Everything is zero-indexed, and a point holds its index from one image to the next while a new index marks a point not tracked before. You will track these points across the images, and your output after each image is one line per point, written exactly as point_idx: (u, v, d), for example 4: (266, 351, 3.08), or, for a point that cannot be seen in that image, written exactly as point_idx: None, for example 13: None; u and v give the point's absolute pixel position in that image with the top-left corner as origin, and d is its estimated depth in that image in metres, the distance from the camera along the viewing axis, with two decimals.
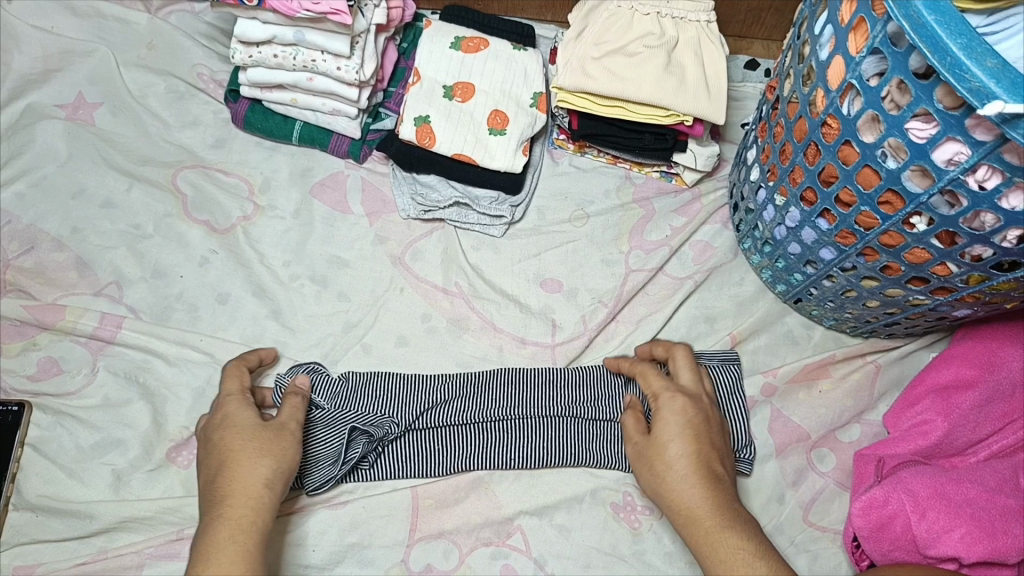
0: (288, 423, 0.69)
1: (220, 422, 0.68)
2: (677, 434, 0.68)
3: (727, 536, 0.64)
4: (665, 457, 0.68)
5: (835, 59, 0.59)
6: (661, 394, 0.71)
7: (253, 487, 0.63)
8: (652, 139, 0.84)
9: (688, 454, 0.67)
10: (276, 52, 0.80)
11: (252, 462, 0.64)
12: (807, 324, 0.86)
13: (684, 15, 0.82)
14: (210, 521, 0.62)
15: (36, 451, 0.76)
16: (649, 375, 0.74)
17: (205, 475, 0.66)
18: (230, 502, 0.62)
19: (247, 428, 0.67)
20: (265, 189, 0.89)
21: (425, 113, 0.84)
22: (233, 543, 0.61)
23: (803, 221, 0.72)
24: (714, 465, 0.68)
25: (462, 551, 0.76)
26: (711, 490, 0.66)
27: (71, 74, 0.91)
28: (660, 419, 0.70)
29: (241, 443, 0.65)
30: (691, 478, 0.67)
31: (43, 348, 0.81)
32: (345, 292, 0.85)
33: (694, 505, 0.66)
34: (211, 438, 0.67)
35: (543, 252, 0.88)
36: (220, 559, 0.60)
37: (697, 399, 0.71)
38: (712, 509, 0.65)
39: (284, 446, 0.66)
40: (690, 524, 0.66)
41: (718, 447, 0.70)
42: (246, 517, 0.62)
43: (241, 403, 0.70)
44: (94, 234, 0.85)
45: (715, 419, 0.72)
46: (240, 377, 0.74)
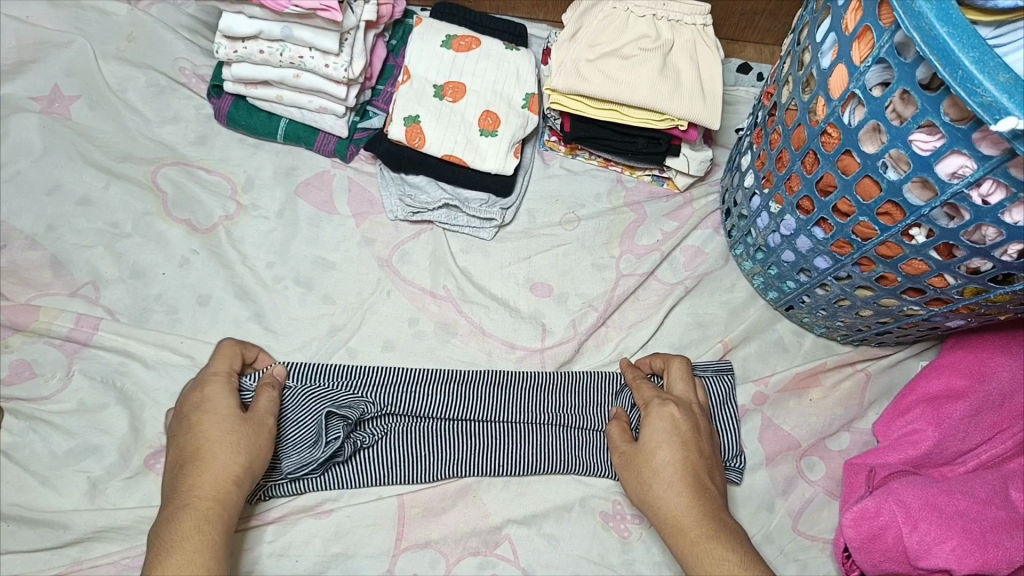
0: (266, 419, 0.66)
1: (197, 405, 0.65)
2: (664, 441, 0.67)
3: (711, 548, 0.63)
4: (653, 464, 0.67)
5: (838, 68, 0.58)
6: (651, 401, 0.70)
7: (223, 481, 0.61)
8: (645, 143, 0.83)
9: (677, 461, 0.66)
10: (262, 48, 0.77)
11: (223, 455, 0.62)
12: (797, 331, 0.86)
13: (680, 18, 0.81)
14: (176, 511, 0.59)
15: (8, 457, 0.74)
16: (641, 383, 0.73)
17: (172, 462, 0.63)
18: (197, 494, 0.60)
19: (226, 417, 0.64)
20: (248, 188, 0.86)
21: (415, 113, 0.82)
22: (199, 534, 0.59)
23: (798, 230, 0.71)
24: (702, 473, 0.67)
25: (448, 561, 0.74)
26: (697, 499, 0.65)
27: (46, 66, 0.88)
28: (648, 426, 0.69)
29: (216, 432, 0.63)
30: (678, 485, 0.65)
31: (15, 351, 0.78)
32: (330, 295, 0.83)
33: (679, 514, 0.65)
34: (183, 424, 0.64)
35: (533, 256, 0.87)
36: (183, 551, 0.57)
37: (687, 406, 0.70)
38: (698, 517, 0.64)
39: (259, 442, 0.64)
40: (675, 533, 0.65)
41: (708, 455, 0.68)
42: (212, 509, 0.60)
43: (221, 385, 0.66)
44: (69, 232, 0.82)
45: (705, 426, 0.70)
46: (229, 360, 0.69)
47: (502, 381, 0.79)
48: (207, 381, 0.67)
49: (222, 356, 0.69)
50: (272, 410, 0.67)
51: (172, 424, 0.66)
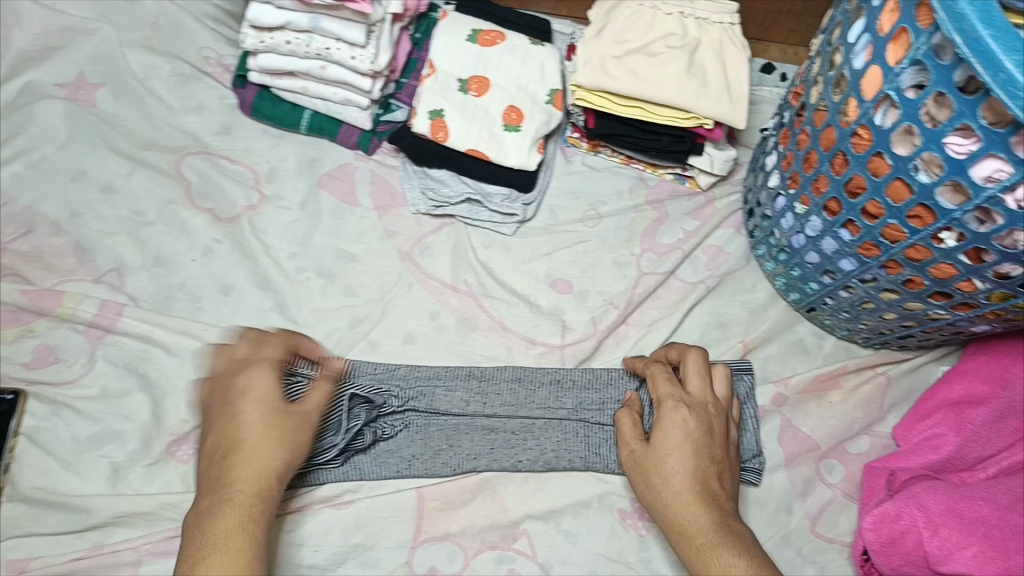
0: (311, 414, 0.66)
1: (241, 394, 0.65)
2: (676, 446, 0.67)
3: (718, 554, 0.61)
4: (662, 469, 0.67)
5: (872, 69, 0.58)
6: (666, 402, 0.70)
7: (265, 478, 0.62)
8: (670, 141, 0.82)
9: (685, 467, 0.66)
10: (289, 39, 0.77)
11: (268, 453, 0.62)
12: (818, 333, 0.86)
13: (708, 16, 0.80)
14: (219, 504, 0.60)
15: (31, 441, 0.75)
16: (657, 381, 0.73)
17: (214, 449, 0.64)
18: (240, 489, 0.60)
19: (271, 410, 0.64)
20: (271, 178, 0.86)
21: (439, 107, 0.83)
22: (241, 531, 0.58)
23: (824, 231, 0.71)
24: (712, 479, 0.66)
25: (467, 554, 0.74)
26: (706, 505, 0.64)
27: (71, 53, 0.88)
28: (659, 429, 0.69)
29: (259, 425, 0.63)
30: (686, 491, 0.65)
31: (39, 336, 0.78)
32: (352, 287, 0.83)
33: (686, 518, 0.64)
34: (227, 412, 0.64)
35: (554, 252, 0.87)
36: (226, 547, 0.57)
37: (702, 409, 0.70)
38: (709, 522, 0.63)
39: (302, 436, 0.64)
40: (682, 538, 0.64)
41: (720, 462, 0.68)
42: (254, 505, 0.60)
43: (268, 374, 0.66)
44: (94, 219, 0.83)
45: (720, 431, 0.70)
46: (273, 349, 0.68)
47: (521, 377, 0.79)
48: (252, 366, 0.66)
49: (270, 347, 0.69)
50: (319, 408, 0.67)
51: (213, 409, 0.66)
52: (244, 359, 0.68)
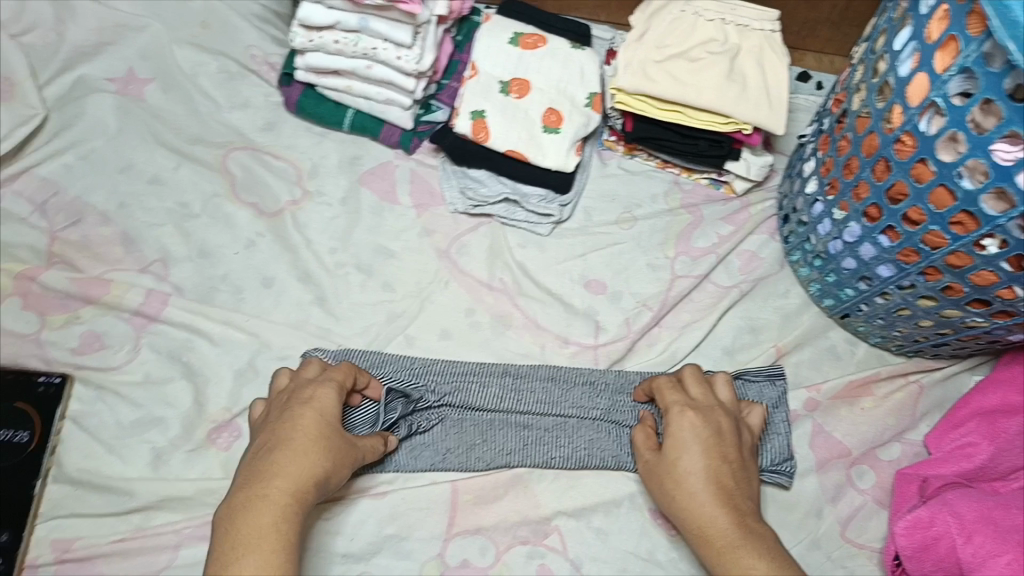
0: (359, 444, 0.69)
1: (305, 400, 0.68)
2: (688, 449, 0.68)
3: (740, 555, 0.63)
4: (676, 473, 0.68)
5: (918, 76, 0.59)
6: (674, 408, 0.71)
7: (304, 479, 0.62)
8: (707, 145, 0.83)
9: (701, 470, 0.67)
10: (338, 38, 0.79)
11: (313, 457, 0.64)
12: (851, 340, 0.86)
13: (749, 23, 0.81)
14: (254, 500, 0.60)
15: (77, 425, 0.77)
16: (662, 390, 0.74)
17: (261, 448, 0.65)
18: (276, 484, 0.61)
19: (327, 423, 0.67)
20: (314, 175, 0.88)
21: (481, 108, 0.84)
22: (274, 531, 0.59)
23: (863, 237, 0.71)
24: (728, 480, 0.67)
25: (498, 549, 0.75)
26: (723, 507, 0.65)
27: (122, 48, 0.90)
28: (670, 435, 0.70)
29: (310, 433, 0.65)
30: (702, 495, 0.66)
31: (86, 322, 0.80)
32: (390, 283, 0.85)
33: (706, 522, 0.65)
34: (287, 413, 0.67)
35: (589, 253, 0.88)
36: (259, 546, 0.58)
37: (709, 411, 0.71)
38: (729, 525, 0.65)
39: (343, 458, 0.66)
40: (703, 542, 0.65)
41: (732, 461, 0.69)
42: (289, 505, 0.61)
43: (333, 391, 0.69)
44: (141, 210, 0.85)
45: (729, 431, 0.70)
46: (345, 376, 0.72)
47: (555, 376, 0.81)
48: (318, 382, 0.70)
49: (340, 372, 0.72)
50: (370, 454, 0.71)
51: (275, 410, 0.69)
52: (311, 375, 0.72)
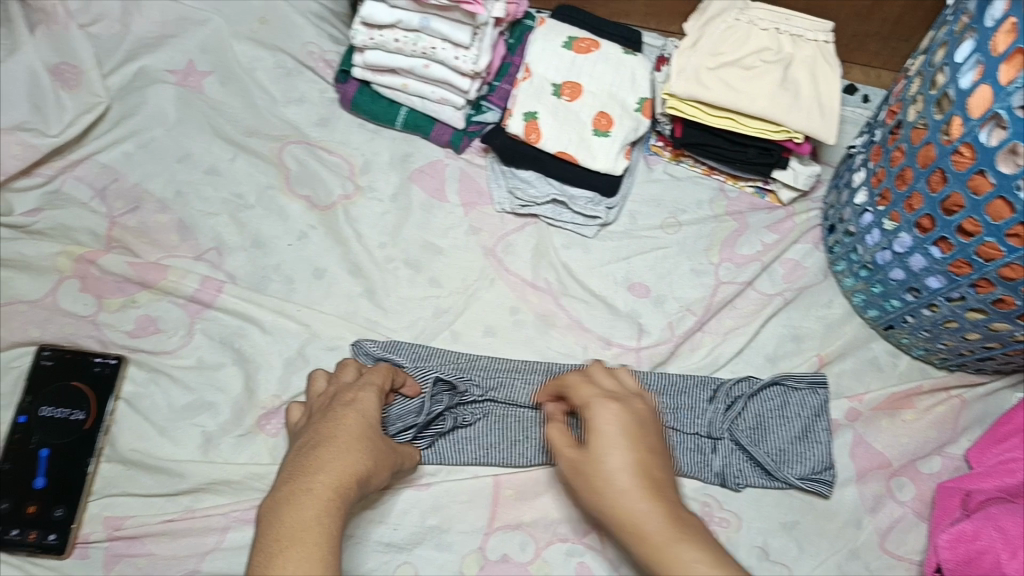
0: (396, 450, 0.70)
1: (350, 402, 0.69)
2: (612, 445, 0.57)
3: (682, 552, 0.53)
4: (603, 475, 0.56)
5: (981, 88, 0.60)
6: (591, 401, 0.60)
7: (348, 475, 0.61)
8: (757, 153, 0.84)
9: (628, 464, 0.56)
10: (398, 37, 0.81)
11: (355, 453, 0.63)
12: (893, 352, 0.87)
13: (803, 33, 0.82)
14: (299, 493, 0.58)
15: (131, 406, 0.79)
16: (576, 385, 0.63)
17: (302, 447, 0.64)
18: (321, 478, 0.59)
19: (369, 424, 0.67)
20: (365, 170, 0.90)
21: (534, 109, 0.85)
22: (318, 525, 0.56)
23: (913, 248, 0.72)
24: (657, 472, 0.57)
25: (538, 545, 0.76)
26: (658, 501, 0.55)
27: (183, 41, 0.92)
28: (591, 430, 0.58)
29: (354, 433, 0.65)
30: (634, 493, 0.55)
31: (142, 306, 0.82)
32: (437, 278, 0.86)
33: (643, 523, 0.54)
34: (331, 414, 0.67)
35: (633, 256, 0.89)
36: (303, 540, 0.55)
37: (629, 402, 0.60)
38: (665, 522, 0.54)
39: (382, 462, 0.66)
40: (641, 545, 0.55)
41: (659, 452, 0.59)
42: (331, 499, 0.58)
43: (374, 396, 0.70)
44: (197, 199, 0.87)
45: (652, 420, 0.61)
46: (384, 377, 0.74)
47: None
48: (360, 387, 0.71)
49: (379, 373, 0.74)
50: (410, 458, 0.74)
51: (317, 415, 0.69)
52: (352, 380, 0.73)
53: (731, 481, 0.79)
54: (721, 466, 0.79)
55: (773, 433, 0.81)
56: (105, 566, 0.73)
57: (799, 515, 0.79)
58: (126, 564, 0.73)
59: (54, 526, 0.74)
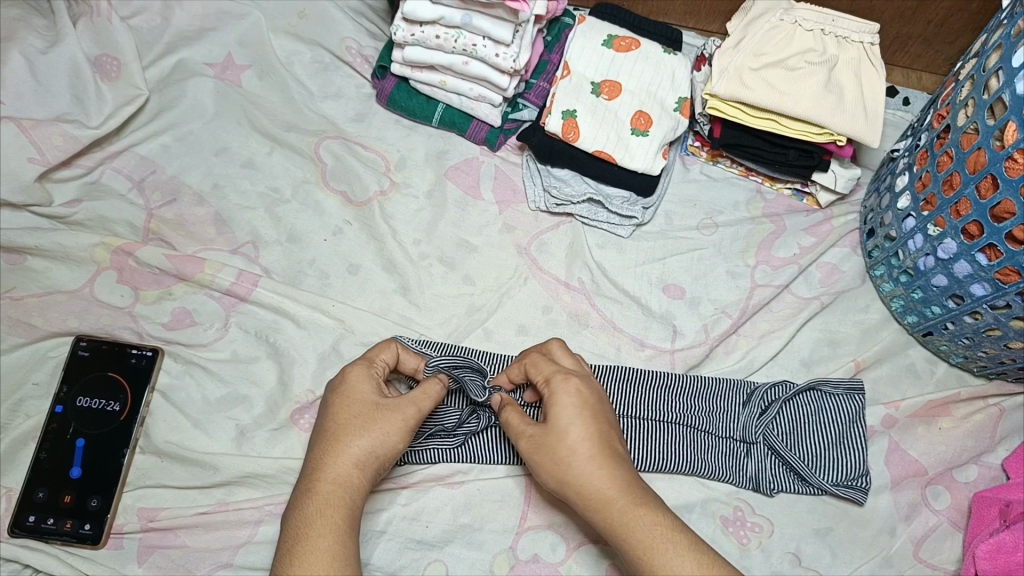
0: (405, 406, 0.67)
1: (338, 386, 0.68)
2: (574, 419, 0.64)
3: (641, 514, 0.61)
4: (566, 443, 0.64)
5: None
6: (553, 377, 0.67)
7: (346, 465, 0.63)
8: (796, 155, 0.83)
9: (591, 435, 0.64)
10: (439, 33, 0.81)
11: (348, 438, 0.64)
12: (931, 359, 0.85)
13: (848, 34, 0.81)
14: (304, 493, 0.63)
15: (166, 397, 0.79)
16: (537, 363, 0.69)
17: (312, 441, 0.67)
18: (322, 477, 0.63)
19: (359, 402, 0.66)
20: (400, 166, 0.89)
21: (572, 107, 0.84)
22: (320, 518, 0.61)
23: (958, 254, 0.71)
24: (613, 442, 0.65)
25: (569, 546, 0.75)
26: (616, 470, 0.63)
27: (222, 35, 0.92)
28: (555, 404, 0.65)
29: (346, 419, 0.65)
30: (595, 460, 0.63)
31: (178, 298, 0.83)
32: (471, 276, 0.86)
33: (605, 488, 0.62)
34: (326, 402, 0.68)
35: (668, 257, 0.88)
36: (305, 534, 0.60)
37: (587, 378, 0.68)
38: (622, 488, 0.63)
39: (390, 423, 0.65)
40: (603, 508, 0.63)
41: (611, 423, 0.67)
42: (334, 492, 0.62)
43: (363, 371, 0.69)
44: (234, 192, 0.88)
45: (606, 396, 0.69)
46: (382, 352, 0.71)
47: (634, 377, 0.80)
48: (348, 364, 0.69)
49: (379, 352, 0.71)
50: (426, 398, 0.68)
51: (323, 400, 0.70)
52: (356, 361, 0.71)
53: (765, 486, 0.78)
54: (755, 471, 0.78)
55: (809, 438, 0.79)
56: (139, 557, 0.74)
57: (832, 522, 0.79)
58: (160, 555, 0.74)
59: (90, 516, 0.74)
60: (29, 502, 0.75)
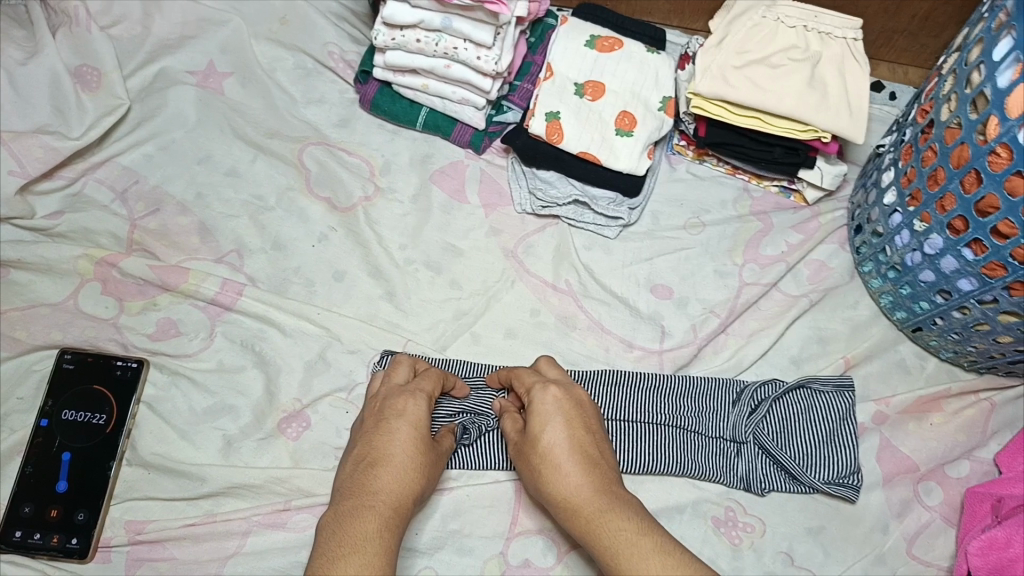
0: (442, 455, 0.70)
1: (399, 412, 0.68)
2: (549, 424, 0.66)
3: (609, 520, 0.61)
4: (540, 449, 0.65)
5: (1020, 87, 0.60)
6: (533, 386, 0.70)
7: (404, 494, 0.63)
8: (782, 152, 0.83)
9: (565, 442, 0.65)
10: (419, 37, 0.80)
11: (408, 475, 0.64)
12: (921, 354, 0.85)
13: (831, 30, 0.81)
14: (359, 508, 0.61)
15: (151, 409, 0.79)
16: (520, 373, 0.72)
17: (357, 462, 0.66)
18: (379, 498, 0.62)
19: (421, 437, 0.67)
20: (386, 172, 0.89)
21: (556, 109, 0.84)
22: (379, 537, 0.59)
23: (945, 249, 0.71)
24: (590, 448, 0.66)
25: (560, 550, 0.75)
26: (587, 475, 0.64)
27: (204, 42, 0.92)
28: (533, 413, 0.67)
29: (409, 452, 0.66)
30: (567, 467, 0.64)
31: (162, 309, 0.82)
32: (458, 280, 0.86)
33: (574, 494, 0.63)
34: (382, 425, 0.67)
35: (655, 257, 0.87)
36: (363, 550, 0.58)
37: (569, 386, 0.70)
38: (593, 493, 0.63)
39: (433, 470, 0.68)
40: (572, 514, 0.63)
41: (595, 430, 0.68)
42: (391, 516, 0.61)
43: (426, 404, 0.69)
44: (218, 201, 0.87)
45: (590, 405, 0.70)
46: (434, 384, 0.72)
47: (622, 380, 0.80)
48: (410, 392, 0.70)
49: (429, 381, 0.72)
50: (449, 453, 0.72)
51: (368, 419, 0.69)
52: (394, 384, 0.71)
53: (756, 486, 0.78)
54: (746, 471, 0.78)
55: (799, 436, 0.79)
56: (127, 570, 0.73)
57: (824, 521, 0.78)
58: (148, 569, 0.73)
59: (76, 530, 0.74)
60: (15, 517, 0.74)
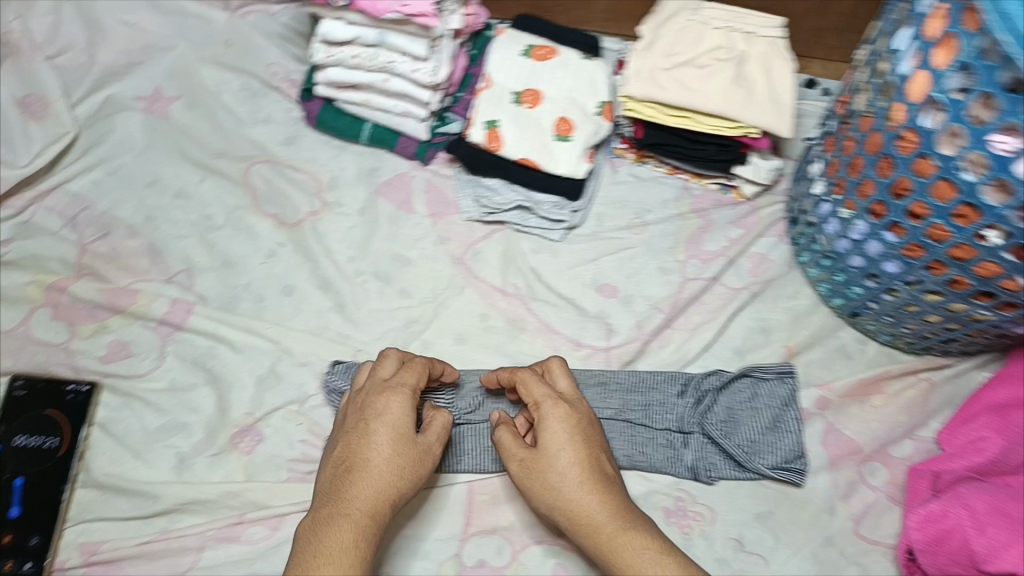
0: (434, 447, 0.68)
1: (380, 411, 0.67)
2: (564, 444, 0.66)
3: (629, 538, 0.63)
4: (555, 468, 0.66)
5: (918, 74, 0.63)
6: (544, 402, 0.69)
7: (379, 497, 0.64)
8: (715, 150, 0.86)
9: (579, 461, 0.66)
10: (357, 53, 0.83)
11: (382, 477, 0.64)
12: (861, 339, 0.87)
13: (756, 31, 0.84)
14: (335, 517, 0.62)
15: (104, 431, 0.79)
16: (527, 383, 0.71)
17: (333, 465, 0.66)
18: (355, 505, 0.63)
19: (402, 436, 0.66)
20: (332, 186, 0.91)
21: (495, 118, 0.86)
22: (355, 546, 0.61)
23: (869, 234, 0.73)
24: (604, 469, 0.67)
25: (515, 548, 0.76)
26: (605, 496, 0.65)
27: (150, 68, 0.94)
28: (545, 430, 0.67)
29: (389, 453, 0.65)
30: (585, 487, 0.65)
31: (114, 331, 0.83)
32: (407, 289, 0.87)
33: (596, 514, 0.64)
34: (362, 426, 0.67)
35: (600, 258, 0.89)
36: (339, 560, 0.59)
37: (576, 404, 0.70)
38: (612, 514, 0.64)
39: (421, 467, 0.67)
40: (592, 533, 0.64)
41: (602, 448, 0.69)
42: (368, 524, 0.62)
43: (406, 400, 0.68)
44: (167, 223, 0.89)
45: (595, 421, 0.70)
46: (412, 374, 0.71)
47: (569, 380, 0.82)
48: (391, 388, 0.69)
49: (411, 373, 0.71)
50: (439, 440, 0.69)
51: (349, 417, 0.69)
52: (378, 379, 0.71)
53: (704, 475, 0.79)
54: (693, 460, 0.80)
55: (745, 425, 0.81)
56: None
57: (773, 506, 0.80)
58: None
59: (30, 554, 0.74)
60: None
